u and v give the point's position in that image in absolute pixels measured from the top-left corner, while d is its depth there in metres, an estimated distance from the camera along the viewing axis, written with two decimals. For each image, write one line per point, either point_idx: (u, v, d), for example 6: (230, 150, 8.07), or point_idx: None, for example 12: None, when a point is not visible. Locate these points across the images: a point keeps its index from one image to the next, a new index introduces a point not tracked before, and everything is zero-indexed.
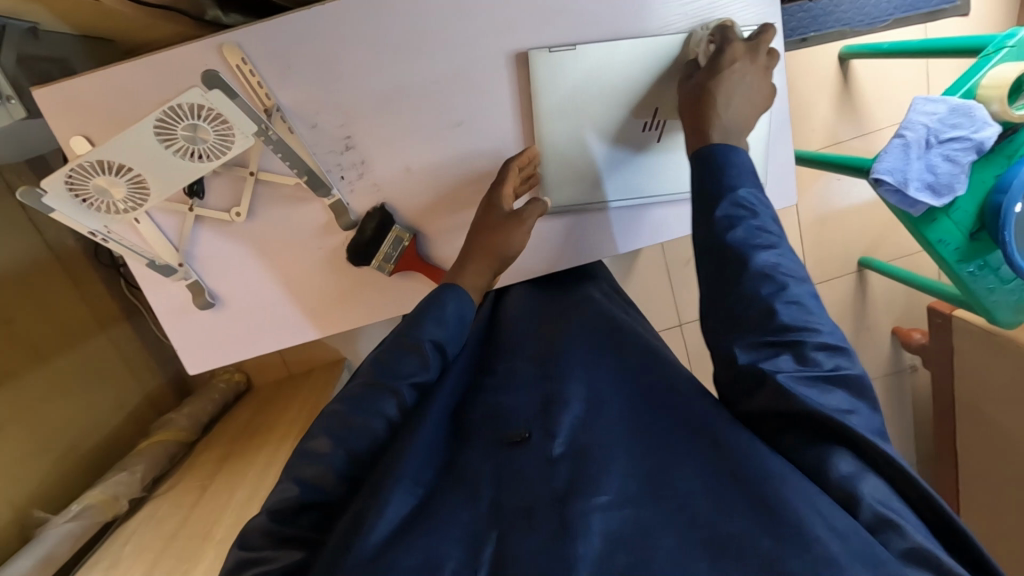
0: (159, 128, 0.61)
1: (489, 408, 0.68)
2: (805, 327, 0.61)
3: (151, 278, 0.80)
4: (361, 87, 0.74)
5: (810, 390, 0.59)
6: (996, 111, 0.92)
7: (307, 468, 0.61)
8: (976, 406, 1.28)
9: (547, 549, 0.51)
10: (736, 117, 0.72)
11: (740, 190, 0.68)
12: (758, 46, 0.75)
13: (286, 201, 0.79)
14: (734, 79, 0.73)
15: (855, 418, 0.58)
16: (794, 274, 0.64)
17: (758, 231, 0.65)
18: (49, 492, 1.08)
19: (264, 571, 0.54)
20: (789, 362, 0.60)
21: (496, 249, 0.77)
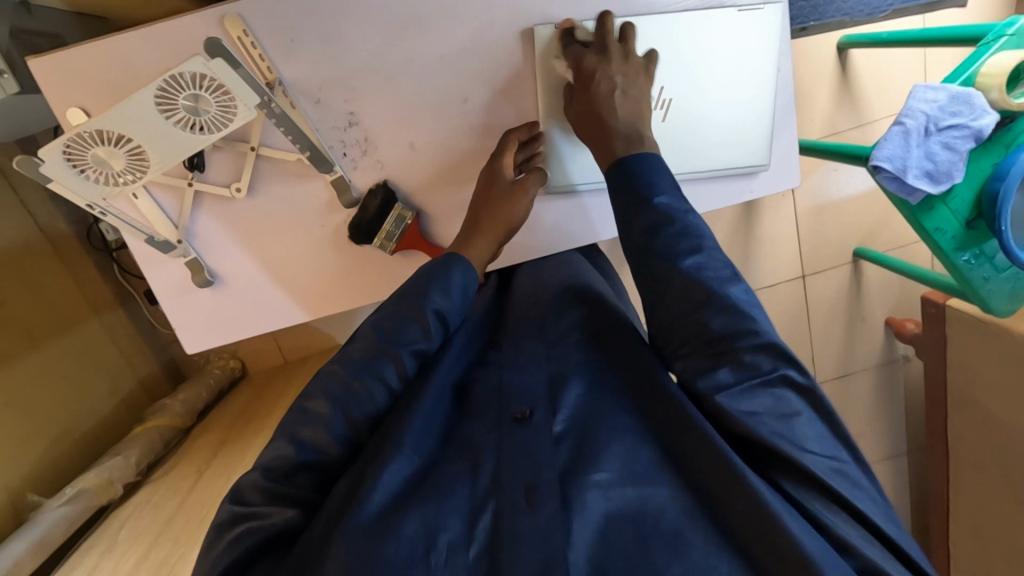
0: (160, 98, 0.60)
1: (500, 378, 0.67)
2: (740, 331, 0.58)
3: (150, 254, 0.79)
4: (365, 63, 0.73)
5: (746, 400, 0.57)
6: (995, 99, 0.93)
7: (305, 428, 0.60)
8: (968, 394, 1.30)
9: (545, 529, 0.51)
10: (629, 121, 0.71)
11: (656, 198, 0.66)
12: (605, 45, 0.74)
13: (289, 177, 0.78)
14: (603, 87, 0.72)
15: (799, 421, 0.56)
16: (722, 274, 0.62)
17: (677, 236, 0.63)
18: (44, 475, 1.08)
19: (258, 527, 0.53)
20: (728, 373, 0.58)
21: (501, 223, 0.76)
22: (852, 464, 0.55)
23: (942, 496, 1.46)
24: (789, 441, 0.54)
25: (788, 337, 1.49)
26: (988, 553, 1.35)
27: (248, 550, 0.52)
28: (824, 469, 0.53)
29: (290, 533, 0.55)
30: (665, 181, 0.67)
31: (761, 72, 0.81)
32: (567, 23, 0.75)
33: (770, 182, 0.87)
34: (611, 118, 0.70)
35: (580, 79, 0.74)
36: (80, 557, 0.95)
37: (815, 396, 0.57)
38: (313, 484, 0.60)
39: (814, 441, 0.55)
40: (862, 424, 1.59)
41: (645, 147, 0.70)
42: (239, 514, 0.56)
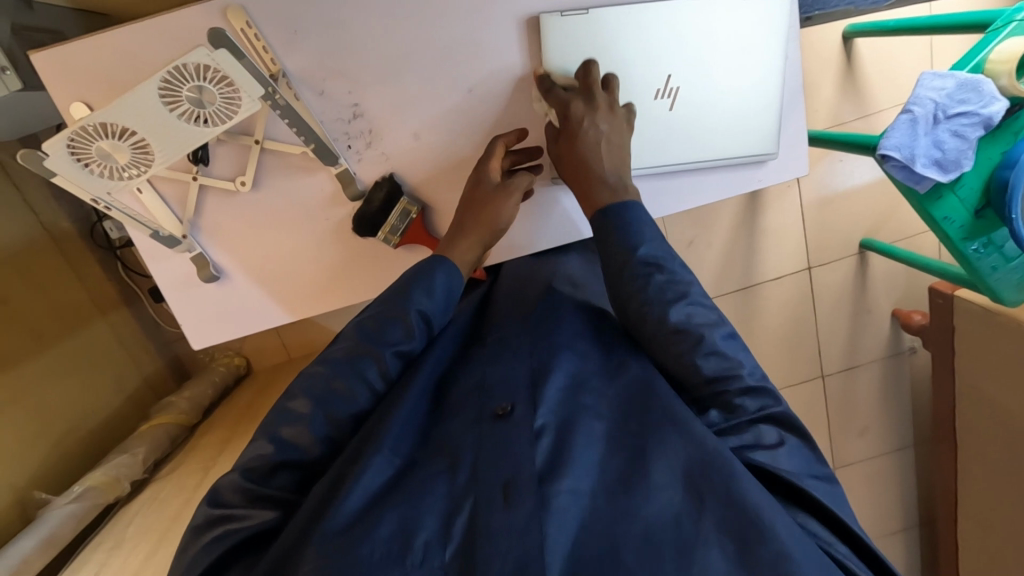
0: (164, 90, 0.59)
1: (480, 375, 0.65)
2: (729, 374, 0.63)
3: (154, 249, 0.78)
4: (367, 53, 0.73)
5: (737, 439, 0.63)
6: (1005, 86, 0.92)
7: (285, 427, 0.60)
8: (976, 385, 1.29)
9: (520, 527, 0.51)
10: (613, 168, 0.73)
11: (640, 249, 0.68)
12: (590, 89, 0.75)
13: (293, 170, 0.77)
14: (590, 135, 0.72)
15: (782, 451, 0.61)
16: (709, 319, 0.65)
17: (667, 283, 0.67)
18: (50, 474, 1.08)
19: (237, 530, 0.56)
20: (716, 415, 0.64)
21: (485, 226, 0.75)
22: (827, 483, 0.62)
23: (950, 488, 1.46)
24: (775, 467, 0.59)
25: (795, 329, 1.48)
26: (995, 543, 1.35)
27: (223, 553, 0.55)
28: (814, 491, 0.59)
29: (268, 532, 0.58)
30: (653, 232, 0.70)
31: (769, 60, 0.80)
32: (541, 70, 0.75)
33: (781, 170, 0.86)
34: (603, 162, 0.72)
35: (566, 126, 0.74)
36: (89, 553, 0.96)
37: (795, 432, 0.63)
38: (289, 484, 0.61)
39: (798, 466, 0.60)
40: (868, 417, 1.58)
41: (628, 195, 0.72)
42: (217, 516, 0.58)
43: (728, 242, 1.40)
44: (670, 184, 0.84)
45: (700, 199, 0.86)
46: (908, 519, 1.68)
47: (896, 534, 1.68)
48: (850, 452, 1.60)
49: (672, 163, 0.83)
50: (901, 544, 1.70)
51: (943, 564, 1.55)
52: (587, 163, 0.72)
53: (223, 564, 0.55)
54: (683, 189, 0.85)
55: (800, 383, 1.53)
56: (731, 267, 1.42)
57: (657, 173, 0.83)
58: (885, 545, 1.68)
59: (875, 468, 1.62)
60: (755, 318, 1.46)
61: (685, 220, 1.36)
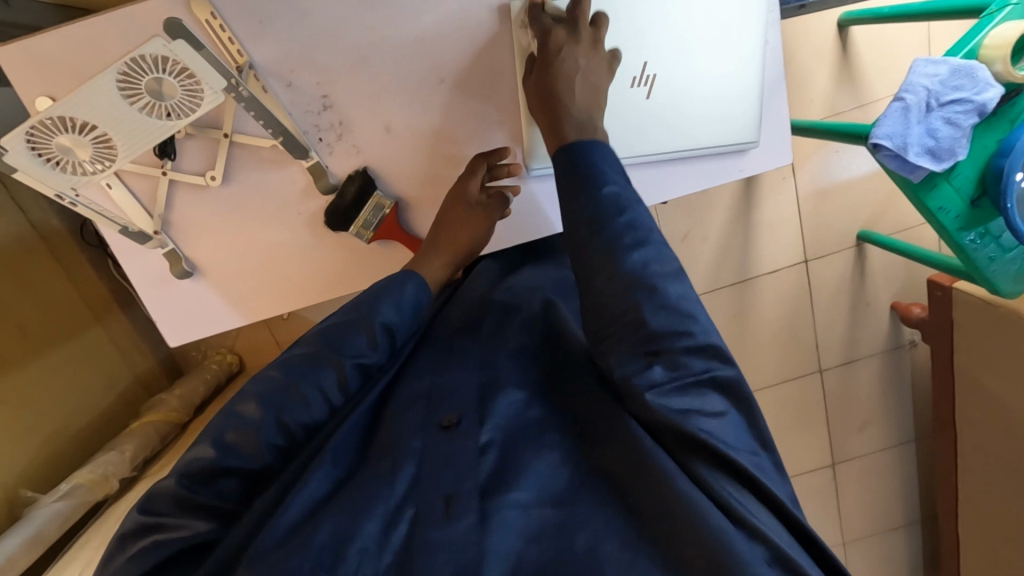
0: (122, 82, 0.59)
1: (430, 382, 0.65)
2: (677, 330, 0.54)
3: (127, 245, 0.78)
4: (337, 43, 0.71)
5: (682, 400, 0.54)
6: (1000, 72, 0.89)
7: (229, 431, 0.59)
8: (975, 379, 1.27)
9: (458, 539, 0.50)
10: (584, 107, 0.68)
11: (605, 186, 0.62)
12: (576, 21, 0.71)
13: (263, 164, 0.76)
14: (566, 68, 0.69)
15: (725, 421, 0.53)
16: (667, 271, 0.58)
17: (626, 228, 0.59)
18: (40, 472, 1.09)
19: (167, 539, 0.55)
20: (659, 370, 0.55)
21: (458, 246, 0.77)
22: (771, 464, 0.54)
23: (950, 484, 1.43)
24: (714, 436, 0.52)
25: (791, 322, 1.46)
26: (998, 539, 1.32)
27: (152, 565, 0.54)
28: (752, 465, 0.51)
29: (204, 544, 0.57)
30: (617, 173, 0.63)
31: (749, 45, 0.78)
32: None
33: (761, 163, 0.84)
34: (573, 98, 0.68)
35: (544, 51, 0.70)
36: (75, 553, 0.96)
37: (744, 404, 0.55)
38: (232, 491, 0.60)
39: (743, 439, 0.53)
40: (867, 411, 1.56)
41: (595, 132, 0.67)
42: (146, 523, 0.57)
43: (722, 235, 1.38)
44: (652, 175, 0.83)
45: (677, 191, 0.84)
46: (910, 514, 1.66)
47: (898, 529, 1.66)
48: (850, 447, 1.58)
49: (647, 154, 0.81)
50: (902, 540, 1.68)
51: (944, 560, 1.53)
52: (556, 94, 0.68)
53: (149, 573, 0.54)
54: (664, 179, 0.83)
55: (798, 377, 1.51)
56: (727, 260, 1.39)
57: (631, 164, 0.81)
58: (886, 540, 1.66)
59: (875, 463, 1.60)
60: (751, 312, 1.44)
61: (679, 214, 1.34)
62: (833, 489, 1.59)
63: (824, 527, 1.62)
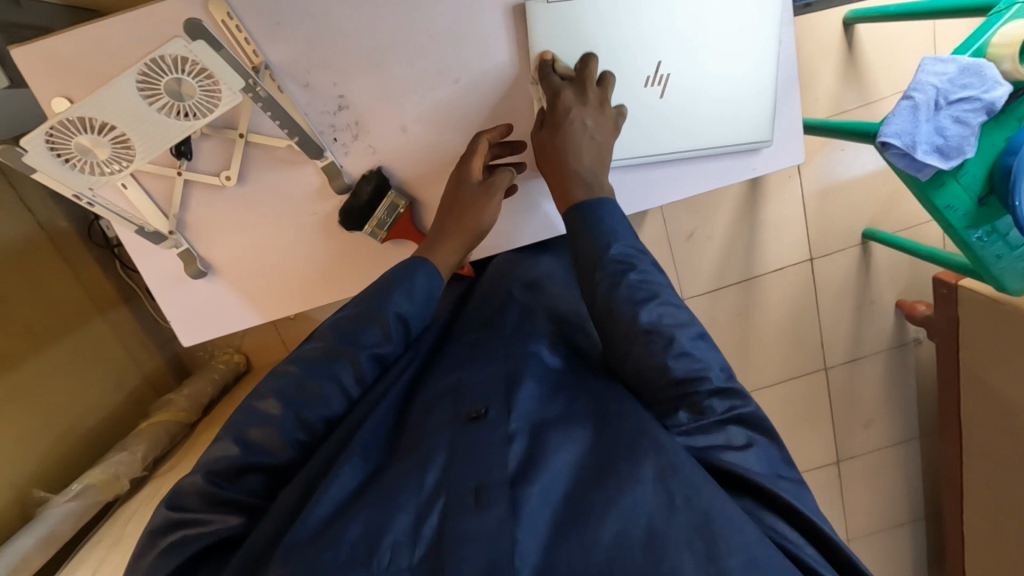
0: (142, 83, 0.59)
1: (456, 378, 0.65)
2: (698, 376, 0.60)
3: (141, 245, 0.78)
4: (352, 42, 0.72)
5: (704, 438, 0.61)
6: (1008, 70, 0.90)
7: (253, 428, 0.60)
8: (981, 376, 1.27)
9: (492, 528, 0.50)
10: (592, 166, 0.72)
11: (613, 248, 0.66)
12: (585, 82, 0.73)
13: (278, 164, 0.76)
14: (575, 128, 0.72)
15: (748, 452, 0.60)
16: (680, 320, 0.63)
17: (637, 285, 0.64)
18: (50, 472, 1.09)
19: (199, 533, 0.56)
20: (684, 416, 0.61)
21: (467, 231, 0.75)
22: (795, 480, 0.61)
23: (955, 481, 1.44)
24: (746, 469, 0.58)
25: (797, 321, 1.46)
26: (1003, 535, 1.33)
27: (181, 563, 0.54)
28: (787, 490, 0.58)
29: (232, 539, 0.57)
30: (627, 233, 0.68)
31: (762, 43, 0.78)
32: (547, 56, 0.74)
33: (773, 161, 0.85)
34: (582, 158, 0.72)
35: (554, 114, 0.73)
36: (87, 552, 0.96)
37: (766, 434, 0.62)
38: (259, 487, 0.60)
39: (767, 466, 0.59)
40: (872, 409, 1.56)
41: (603, 193, 0.71)
42: (177, 519, 0.58)
43: (728, 234, 1.38)
44: (663, 174, 0.83)
45: (691, 190, 0.84)
46: (914, 511, 1.67)
47: (903, 526, 1.67)
48: (855, 445, 1.58)
49: (661, 153, 0.81)
50: (907, 537, 1.68)
51: (949, 557, 1.53)
52: (566, 157, 0.72)
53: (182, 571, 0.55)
54: (676, 178, 0.83)
55: (804, 375, 1.51)
56: (733, 259, 1.40)
57: (645, 164, 0.82)
58: (891, 537, 1.67)
59: (880, 460, 1.61)
60: (757, 310, 1.44)
61: (685, 213, 1.35)
62: (839, 487, 1.60)
63: (829, 524, 1.63)
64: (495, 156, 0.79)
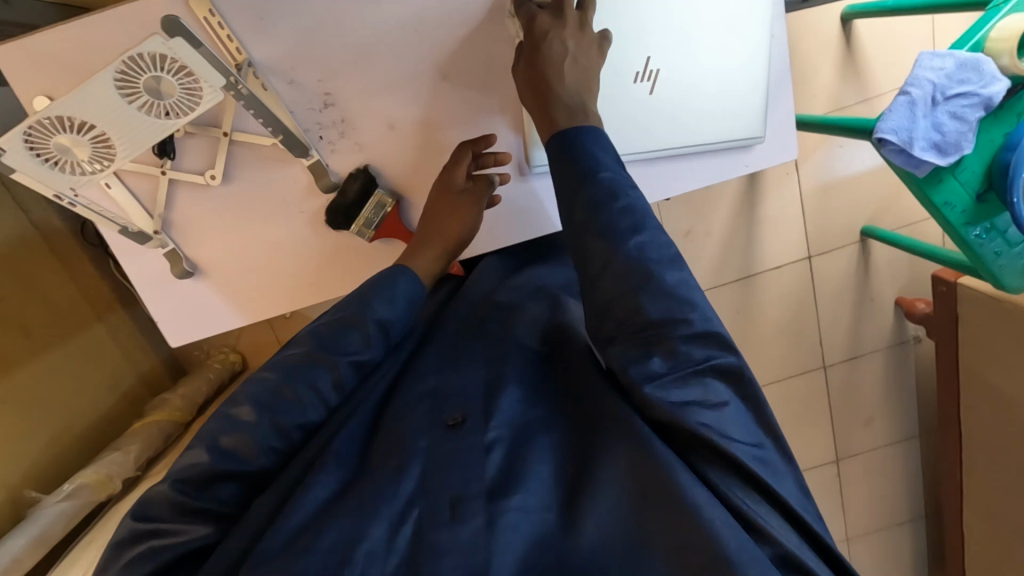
0: (120, 81, 0.58)
1: (434, 383, 0.64)
2: (675, 318, 0.55)
3: (127, 245, 0.77)
4: (336, 39, 0.71)
5: (680, 390, 0.55)
6: (1005, 65, 0.89)
7: (225, 436, 0.58)
8: (981, 374, 1.26)
9: (468, 542, 0.50)
10: (576, 90, 0.67)
11: (601, 173, 0.61)
12: (562, 6, 0.69)
13: (263, 163, 0.76)
14: (553, 50, 0.67)
15: (726, 411, 0.55)
16: (664, 256, 0.58)
17: (621, 213, 0.59)
18: (45, 474, 1.09)
19: (168, 545, 0.55)
20: (659, 361, 0.56)
21: (449, 240, 0.75)
22: (772, 449, 0.57)
23: (955, 480, 1.43)
24: (717, 431, 0.53)
25: (795, 319, 1.45)
26: (1003, 534, 1.32)
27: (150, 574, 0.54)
28: (747, 455, 0.53)
29: (202, 549, 0.57)
30: (612, 163, 0.63)
31: (753, 39, 0.78)
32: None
33: (765, 158, 0.84)
34: (563, 80, 0.66)
35: (531, 38, 0.68)
36: (79, 552, 0.96)
37: (744, 394, 0.57)
38: (229, 496, 0.59)
39: (742, 429, 0.55)
40: (872, 407, 1.55)
41: (588, 118, 0.66)
42: (143, 530, 0.57)
43: (726, 231, 1.37)
44: (654, 171, 0.82)
45: (681, 187, 0.83)
46: (913, 510, 1.66)
47: (902, 524, 1.66)
48: (855, 443, 1.57)
49: (650, 149, 0.80)
50: (906, 536, 1.67)
51: (949, 555, 1.52)
52: (546, 80, 0.66)
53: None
54: (667, 175, 0.82)
55: (802, 373, 1.50)
56: (730, 256, 1.39)
57: (635, 160, 0.81)
58: (890, 536, 1.66)
59: (879, 459, 1.60)
60: (755, 308, 1.43)
61: (682, 210, 1.34)
62: (838, 486, 1.59)
63: (828, 522, 1.61)
64: (480, 164, 0.79)
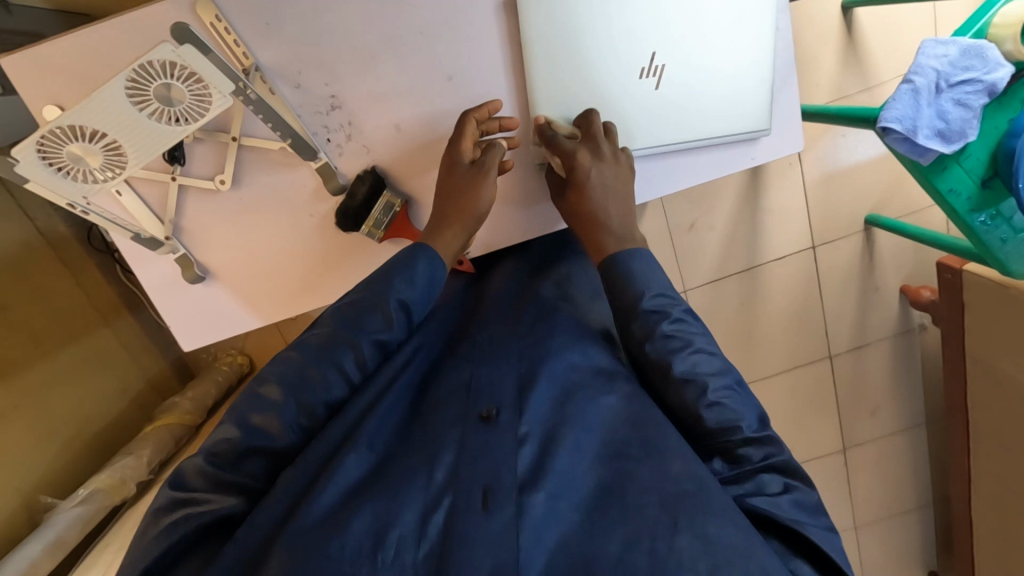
0: (131, 89, 0.58)
1: (471, 374, 0.64)
2: (731, 426, 0.59)
3: (138, 251, 0.78)
4: (343, 41, 0.71)
5: (741, 487, 0.59)
6: (1010, 51, 0.89)
7: (256, 413, 0.59)
8: (986, 359, 1.26)
9: (496, 535, 0.50)
10: (620, 219, 0.75)
11: (645, 298, 0.66)
12: (594, 139, 0.74)
13: (272, 166, 0.76)
14: (597, 187, 0.74)
15: (785, 500, 0.58)
16: (714, 368, 0.62)
17: (668, 335, 0.64)
18: (58, 477, 1.11)
19: (199, 514, 0.55)
20: (720, 463, 0.61)
21: (466, 216, 0.74)
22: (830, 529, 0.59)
23: (963, 466, 1.43)
24: (779, 516, 0.57)
25: (801, 309, 1.45)
26: (1010, 519, 1.32)
27: (185, 536, 0.54)
28: (820, 538, 0.56)
29: (231, 519, 0.57)
30: (659, 282, 0.68)
31: (759, 33, 0.78)
32: (542, 119, 0.75)
33: (773, 147, 0.83)
34: (609, 212, 0.74)
35: (572, 178, 0.75)
36: (95, 555, 0.97)
37: (800, 479, 0.60)
38: (260, 471, 0.60)
39: (803, 513, 0.58)
40: (878, 396, 1.56)
41: (634, 243, 0.73)
42: (178, 499, 0.57)
43: (730, 223, 1.37)
44: (658, 167, 0.82)
45: (688, 181, 0.83)
46: (922, 497, 1.66)
47: (911, 512, 1.66)
48: (862, 431, 1.57)
49: (656, 145, 0.80)
50: (915, 523, 1.68)
51: (957, 541, 1.53)
52: (596, 215, 0.74)
53: (188, 546, 0.54)
54: (673, 170, 0.82)
55: (810, 363, 1.50)
56: (736, 247, 1.39)
57: (642, 155, 0.81)
58: (899, 524, 1.67)
59: (888, 446, 1.60)
60: (760, 299, 1.44)
61: (685, 204, 1.34)
62: (846, 474, 1.60)
63: (837, 511, 1.62)
64: (486, 132, 0.77)
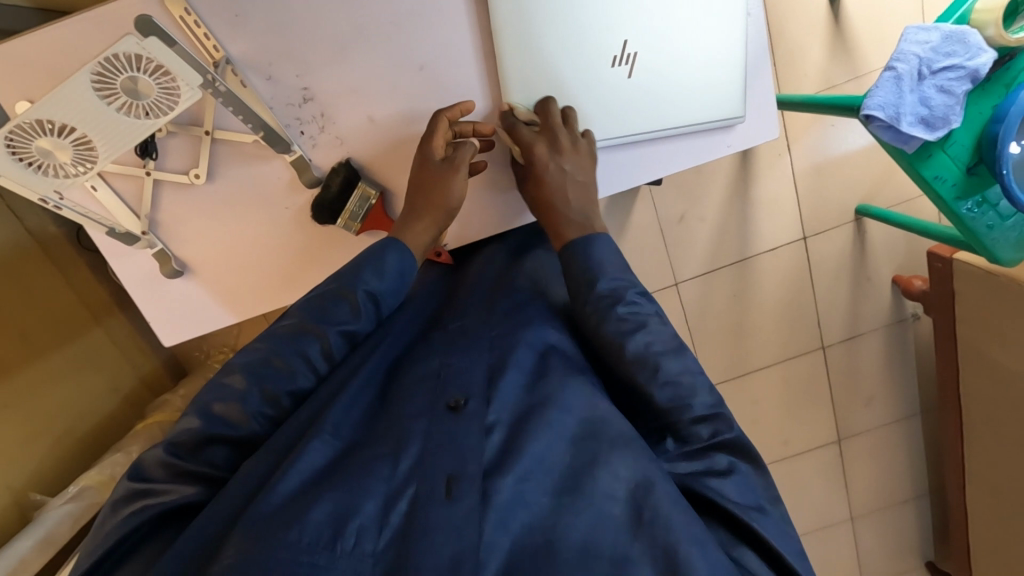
0: (97, 82, 0.59)
1: (438, 364, 0.65)
2: (682, 404, 0.61)
3: (115, 246, 0.78)
4: (314, 34, 0.71)
5: (690, 465, 0.62)
6: (993, 36, 0.88)
7: (216, 403, 0.61)
8: (976, 347, 1.26)
9: (460, 520, 0.50)
10: (580, 209, 0.75)
11: (601, 282, 0.68)
12: (552, 126, 0.75)
13: (246, 160, 0.76)
14: (553, 177, 0.75)
15: (730, 481, 0.60)
16: (669, 346, 0.63)
17: (626, 314, 0.65)
18: (48, 474, 1.12)
19: (159, 501, 0.56)
20: (671, 443, 0.64)
21: (437, 208, 0.74)
22: (776, 514, 0.61)
23: (957, 455, 1.42)
24: (727, 499, 0.58)
25: (792, 300, 1.45)
26: (1004, 506, 1.32)
27: (138, 526, 0.55)
28: (760, 519, 0.58)
29: (194, 506, 0.57)
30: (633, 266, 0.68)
31: (733, 19, 0.77)
32: (505, 106, 0.76)
33: (748, 133, 0.83)
34: (568, 202, 0.75)
35: (531, 165, 0.76)
36: None
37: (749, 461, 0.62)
38: (224, 460, 0.61)
39: (747, 496, 0.60)
40: (873, 386, 1.55)
41: (595, 232, 0.74)
42: (137, 489, 0.58)
43: (721, 214, 1.37)
44: (629, 156, 0.82)
45: (662, 170, 0.83)
46: (918, 487, 1.66)
47: (907, 503, 1.66)
48: (857, 422, 1.57)
49: (625, 134, 0.80)
50: (912, 513, 1.68)
51: (953, 532, 1.52)
52: (551, 204, 0.75)
53: (146, 535, 0.55)
54: (647, 158, 0.82)
55: (802, 354, 1.50)
56: (725, 239, 1.39)
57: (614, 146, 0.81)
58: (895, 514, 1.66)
59: (882, 437, 1.60)
60: (752, 290, 1.43)
61: (675, 194, 1.34)
62: (841, 465, 1.59)
63: (832, 502, 1.62)
64: (461, 134, 0.77)
